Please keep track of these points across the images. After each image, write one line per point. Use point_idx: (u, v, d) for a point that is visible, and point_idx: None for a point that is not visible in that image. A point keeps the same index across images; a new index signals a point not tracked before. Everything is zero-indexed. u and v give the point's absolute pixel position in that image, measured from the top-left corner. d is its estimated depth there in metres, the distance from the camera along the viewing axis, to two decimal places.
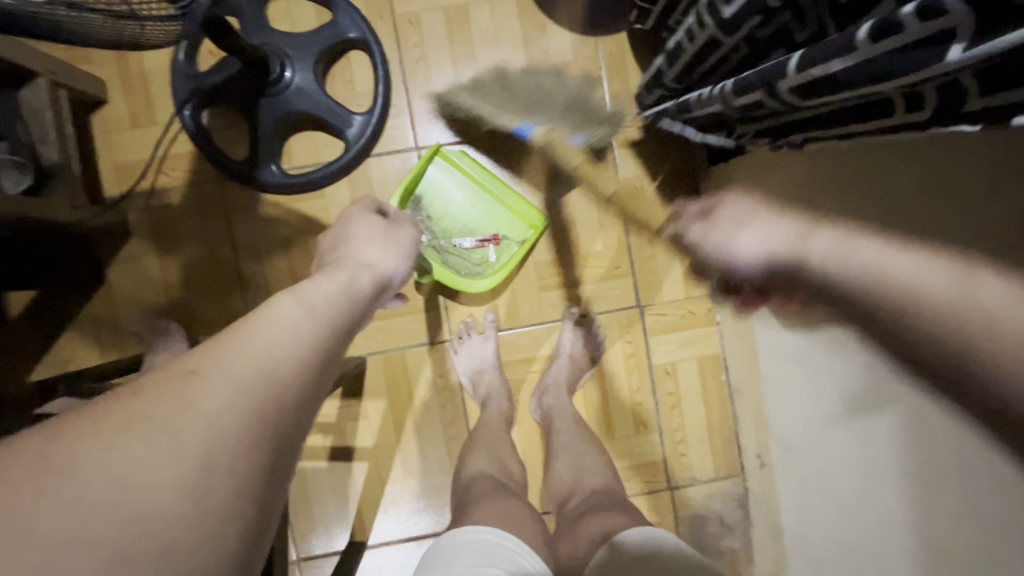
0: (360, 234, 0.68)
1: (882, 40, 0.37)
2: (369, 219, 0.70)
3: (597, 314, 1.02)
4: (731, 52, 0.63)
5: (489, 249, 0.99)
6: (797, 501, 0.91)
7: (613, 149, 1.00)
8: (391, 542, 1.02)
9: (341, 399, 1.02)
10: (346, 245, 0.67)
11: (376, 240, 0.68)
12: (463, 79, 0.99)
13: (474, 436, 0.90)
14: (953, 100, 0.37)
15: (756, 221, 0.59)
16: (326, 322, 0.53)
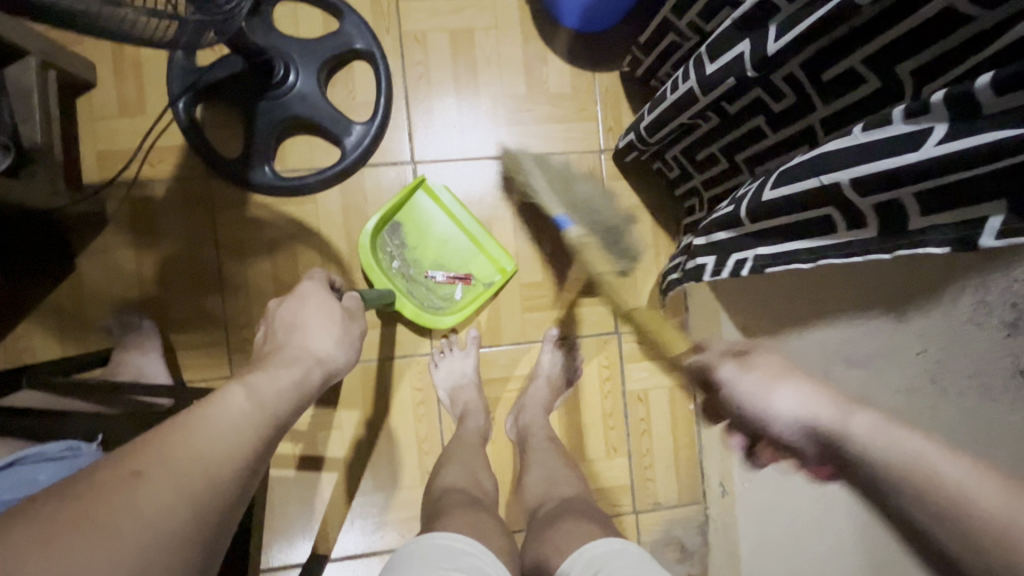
0: (314, 317, 0.60)
1: (872, 131, 0.45)
2: (323, 298, 0.62)
3: (577, 338, 1.04)
4: (706, 114, 0.69)
5: (457, 289, 1.00)
6: (754, 531, 0.94)
7: (603, 180, 1.04)
8: (354, 557, 1.00)
9: (314, 407, 1.00)
10: (295, 331, 0.58)
11: (334, 324, 0.60)
12: (464, 100, 1.01)
13: (449, 451, 0.90)
14: (904, 211, 0.45)
15: (814, 394, 0.54)
16: (273, 415, 0.49)
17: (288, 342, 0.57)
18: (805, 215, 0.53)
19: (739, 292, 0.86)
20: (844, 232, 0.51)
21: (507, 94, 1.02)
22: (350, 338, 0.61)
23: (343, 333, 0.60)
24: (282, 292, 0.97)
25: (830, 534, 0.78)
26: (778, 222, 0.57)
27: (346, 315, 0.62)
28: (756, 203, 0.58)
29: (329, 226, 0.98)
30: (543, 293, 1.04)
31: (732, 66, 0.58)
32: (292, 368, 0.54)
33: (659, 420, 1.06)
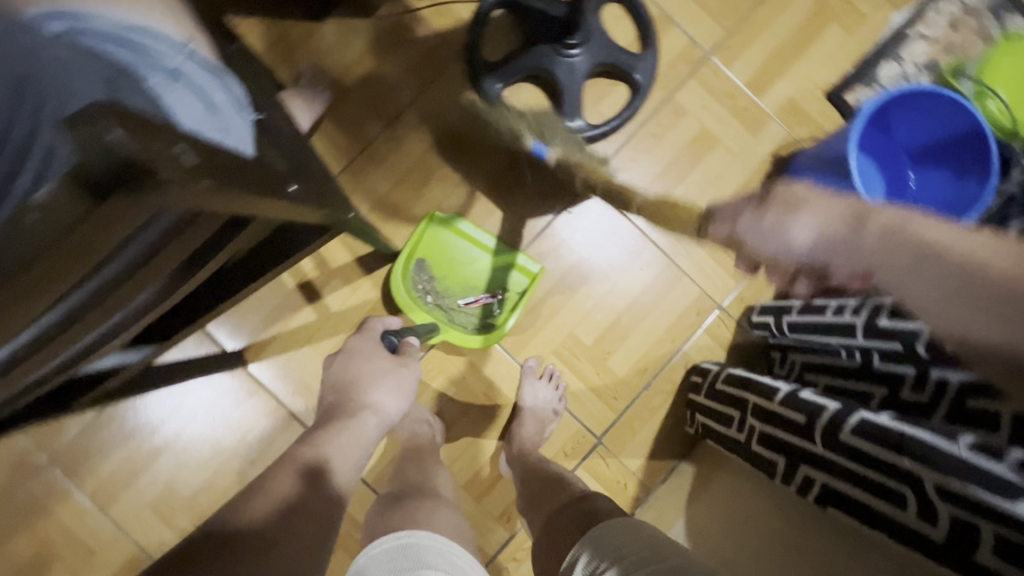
0: (371, 372, 0.76)
1: (976, 453, 0.47)
2: (376, 358, 0.78)
3: (566, 410, 1.03)
4: (852, 352, 0.74)
5: (491, 307, 1.02)
6: None
7: (700, 326, 1.05)
8: (262, 386, 1.01)
9: (351, 258, 1.01)
10: (354, 385, 0.75)
11: (386, 376, 0.77)
12: (663, 177, 1.07)
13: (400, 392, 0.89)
14: (963, 545, 0.45)
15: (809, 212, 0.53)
16: (342, 472, 0.64)
17: (353, 393, 0.74)
18: (877, 476, 0.53)
19: (735, 488, 0.83)
20: (909, 516, 0.50)
21: (698, 203, 1.06)
22: (405, 385, 0.77)
23: (392, 383, 0.76)
24: (418, 169, 1.04)
25: None
26: (839, 461, 0.58)
27: (395, 363, 0.79)
28: (834, 430, 0.60)
29: (493, 161, 1.05)
30: (578, 355, 1.04)
31: (904, 333, 0.64)
32: (355, 420, 0.71)
33: None
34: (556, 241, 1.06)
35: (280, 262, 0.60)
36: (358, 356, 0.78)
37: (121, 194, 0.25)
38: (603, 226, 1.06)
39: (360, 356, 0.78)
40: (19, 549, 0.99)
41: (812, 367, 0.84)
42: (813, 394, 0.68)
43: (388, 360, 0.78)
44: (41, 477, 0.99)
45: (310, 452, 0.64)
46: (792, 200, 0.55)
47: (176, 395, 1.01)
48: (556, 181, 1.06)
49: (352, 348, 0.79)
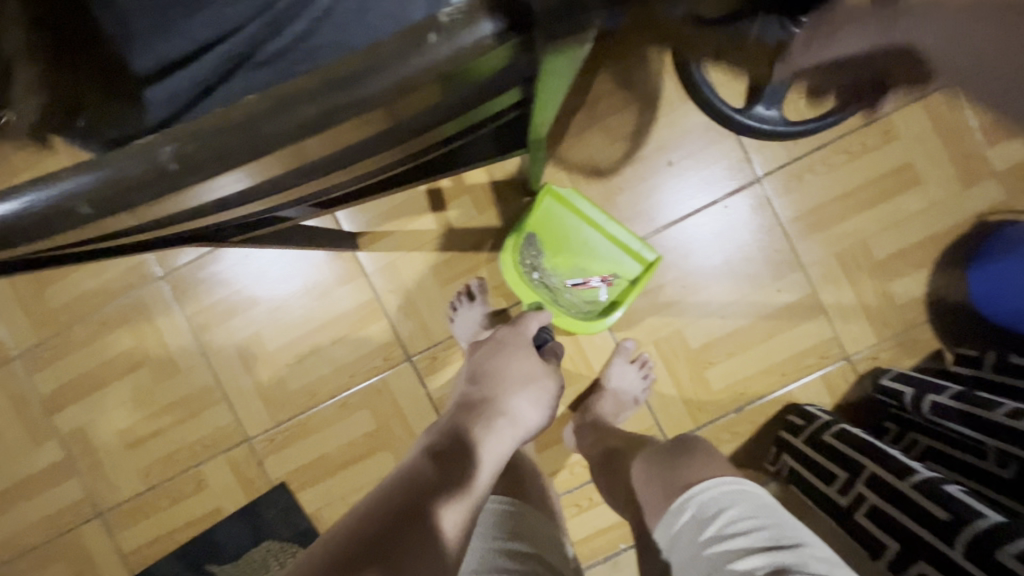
0: (518, 373, 0.81)
1: None
2: (525, 358, 0.83)
3: (647, 402, 0.99)
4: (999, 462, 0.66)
5: (600, 290, 0.97)
6: None
7: (819, 370, 0.96)
8: (365, 275, 1.02)
9: (488, 181, 0.98)
10: (502, 380, 0.80)
11: (532, 382, 0.81)
12: (841, 201, 0.95)
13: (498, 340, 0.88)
14: None
15: None
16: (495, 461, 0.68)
17: (498, 391, 0.78)
18: None
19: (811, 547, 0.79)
20: None
21: (867, 243, 0.94)
22: (549, 397, 0.81)
23: (537, 394, 0.80)
24: (583, 111, 0.97)
25: None
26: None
27: (536, 375, 0.82)
28: (985, 545, 0.53)
29: (662, 126, 0.96)
30: (678, 355, 0.98)
31: None
32: (497, 425, 0.73)
33: (596, 518, 1.00)
34: (690, 240, 0.97)
35: (466, 164, 0.59)
36: (512, 358, 0.84)
37: (543, 30, 0.25)
38: (753, 233, 0.97)
39: (513, 360, 0.83)
40: (119, 342, 1.08)
41: (941, 455, 0.76)
42: (959, 493, 0.61)
43: (534, 367, 0.82)
44: (153, 287, 1.06)
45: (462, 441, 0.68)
46: None
47: (286, 254, 1.04)
48: (721, 167, 0.96)
49: (500, 346, 0.85)
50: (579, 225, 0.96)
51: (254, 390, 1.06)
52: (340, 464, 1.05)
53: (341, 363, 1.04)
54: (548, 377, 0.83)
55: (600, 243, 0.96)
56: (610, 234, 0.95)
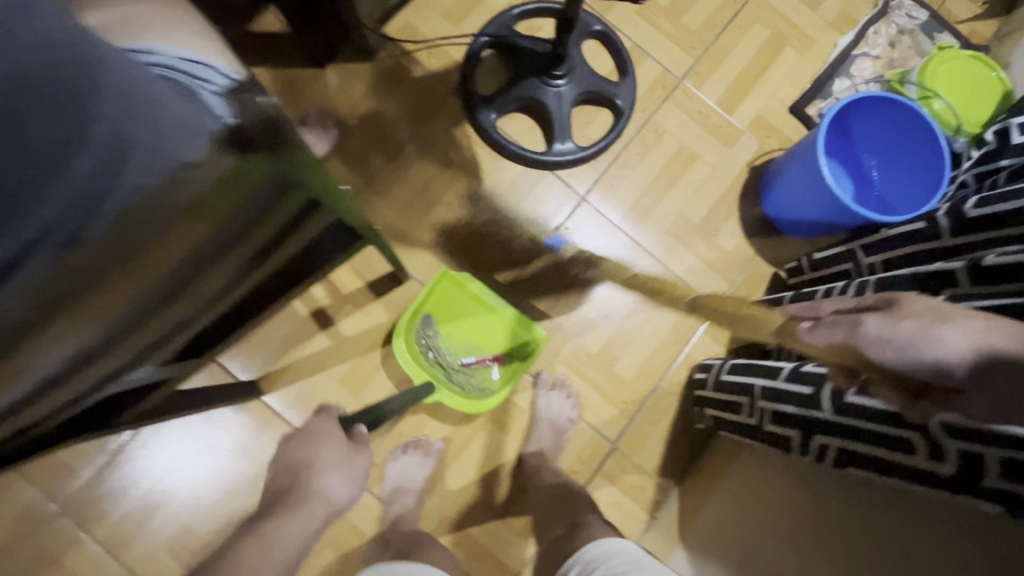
0: (324, 457, 0.74)
1: None
2: (327, 439, 0.76)
3: (580, 418, 1.05)
4: None
5: (492, 368, 1.05)
6: None
7: (701, 328, 1.10)
8: (279, 416, 1.02)
9: (363, 284, 1.05)
10: (305, 469, 0.73)
11: (338, 462, 0.74)
12: (652, 190, 1.14)
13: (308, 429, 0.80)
14: (971, 474, 0.50)
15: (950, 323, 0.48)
16: (282, 557, 0.62)
17: (302, 479, 0.72)
18: (885, 428, 0.58)
19: (748, 473, 0.87)
20: (920, 459, 0.54)
21: (686, 213, 1.13)
22: (361, 471, 0.75)
23: (348, 472, 0.74)
24: (422, 197, 1.09)
25: None
26: (851, 424, 0.62)
27: (348, 451, 0.75)
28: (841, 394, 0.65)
29: (492, 186, 1.11)
30: (586, 365, 1.07)
31: None
32: (304, 509, 0.67)
33: None
34: (553, 267, 1.10)
35: (294, 287, 0.63)
36: (302, 441, 0.77)
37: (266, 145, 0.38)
38: (598, 242, 1.12)
39: (317, 431, 0.77)
40: None
41: None
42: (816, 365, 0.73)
43: (339, 450, 0.75)
44: (53, 528, 0.96)
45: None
46: (935, 310, 0.50)
47: (190, 430, 1.01)
48: (552, 199, 1.12)
49: (308, 432, 0.77)
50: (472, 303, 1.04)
51: None
52: None
53: None
54: (352, 459, 0.75)
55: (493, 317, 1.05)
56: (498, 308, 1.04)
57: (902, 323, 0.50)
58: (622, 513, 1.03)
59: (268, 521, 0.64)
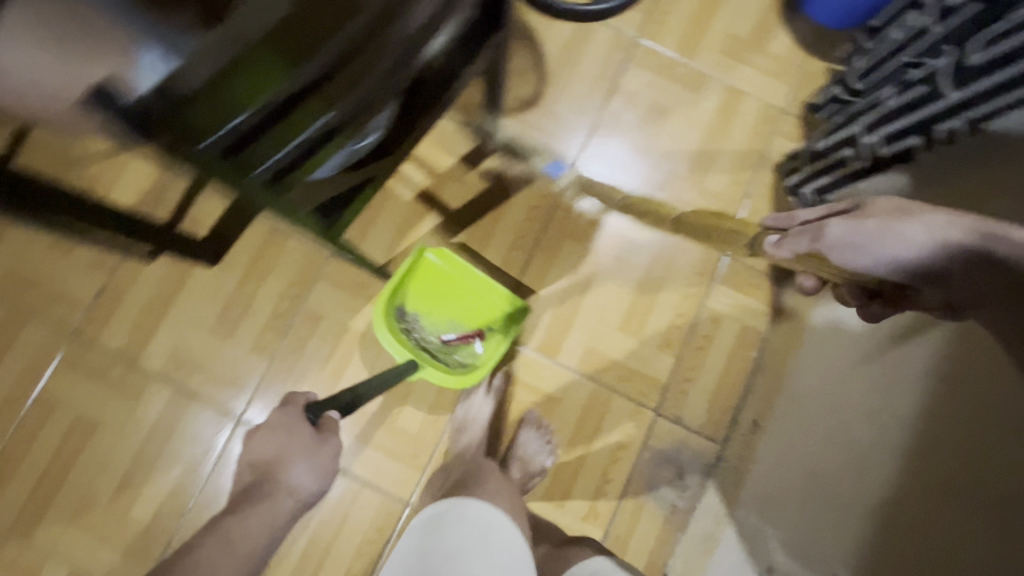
0: (294, 450, 0.81)
1: None
2: (294, 431, 0.82)
3: (687, 236, 1.11)
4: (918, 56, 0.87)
5: (475, 344, 1.05)
6: (779, 463, 0.91)
7: (775, 133, 1.15)
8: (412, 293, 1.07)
9: (457, 160, 1.11)
10: (281, 461, 0.81)
11: (303, 453, 0.81)
12: (698, 18, 1.19)
13: (295, 405, 0.87)
14: None
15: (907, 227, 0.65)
16: (246, 544, 0.73)
17: (276, 469, 0.81)
18: (1016, 65, 0.64)
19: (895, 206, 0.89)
20: None
21: (733, 34, 1.18)
22: (323, 463, 0.80)
23: (314, 461, 0.80)
24: None
25: (868, 467, 0.71)
26: (981, 85, 0.68)
27: (309, 443, 0.81)
28: (961, 67, 0.71)
29: (549, 46, 1.15)
30: (679, 190, 1.13)
31: None
32: (269, 501, 0.77)
33: (718, 346, 1.07)
34: (626, 107, 1.15)
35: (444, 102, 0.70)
36: (272, 432, 0.83)
37: None
38: (660, 76, 1.16)
39: (250, 463, 0.84)
40: None
41: None
42: (920, 73, 0.80)
43: (306, 440, 0.81)
44: (238, 435, 1.02)
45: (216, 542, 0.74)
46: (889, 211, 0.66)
47: (334, 325, 1.05)
48: (608, 45, 1.16)
49: (273, 426, 0.84)
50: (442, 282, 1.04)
51: (384, 457, 1.03)
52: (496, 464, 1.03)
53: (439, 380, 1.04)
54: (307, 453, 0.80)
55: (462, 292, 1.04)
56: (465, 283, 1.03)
57: (866, 223, 0.67)
58: (746, 310, 1.09)
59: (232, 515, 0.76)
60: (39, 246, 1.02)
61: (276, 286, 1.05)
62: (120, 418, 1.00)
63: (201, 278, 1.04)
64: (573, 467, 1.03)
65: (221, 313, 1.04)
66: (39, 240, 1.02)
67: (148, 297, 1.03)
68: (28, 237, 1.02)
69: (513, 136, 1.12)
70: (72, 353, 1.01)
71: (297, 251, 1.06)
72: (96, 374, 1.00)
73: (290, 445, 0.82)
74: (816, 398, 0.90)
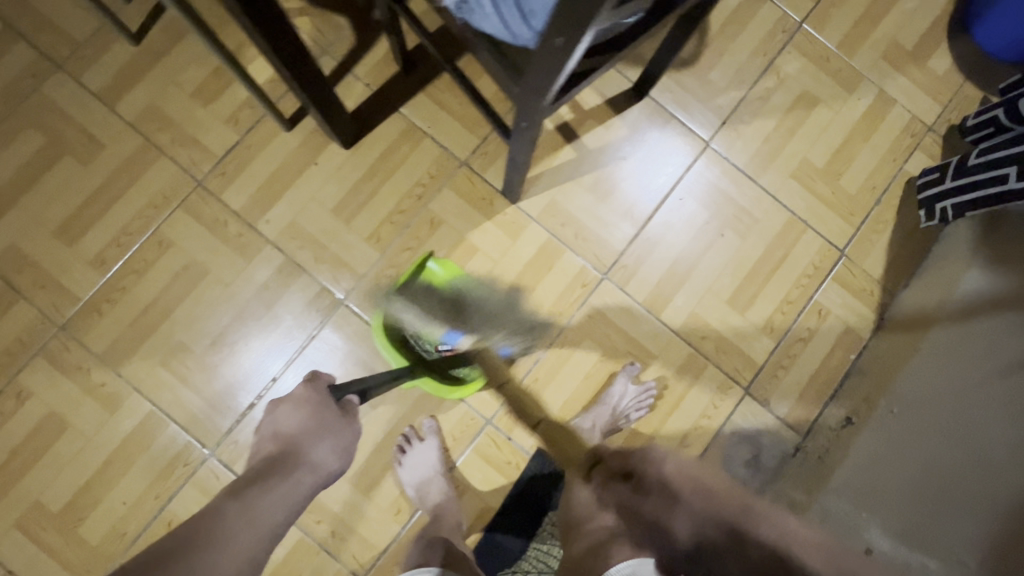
0: (321, 419, 0.73)
1: None
2: (322, 404, 0.75)
3: (811, 229, 1.11)
4: None
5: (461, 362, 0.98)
6: (875, 456, 0.93)
7: (916, 149, 1.14)
8: (533, 221, 1.06)
9: (602, 101, 1.10)
10: (305, 430, 0.71)
11: (330, 429, 0.72)
12: (867, 16, 1.16)
13: (316, 382, 0.79)
14: None
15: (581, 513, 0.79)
16: (259, 531, 0.57)
17: (297, 441, 0.70)
18: None
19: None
20: None
21: (898, 40, 1.16)
22: (346, 442, 0.72)
23: (337, 439, 0.71)
24: None
25: (1004, 479, 0.75)
26: None
27: (335, 419, 0.74)
28: None
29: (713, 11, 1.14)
30: (811, 182, 1.12)
31: None
32: (291, 477, 0.65)
33: (817, 342, 1.08)
34: (775, 88, 1.14)
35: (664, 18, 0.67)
36: (295, 408, 0.75)
37: None
38: (816, 66, 1.15)
39: (274, 432, 0.72)
40: None
41: None
42: None
43: (335, 414, 0.74)
44: (336, 316, 1.02)
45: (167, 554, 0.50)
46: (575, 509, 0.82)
47: (450, 234, 1.04)
48: (772, 22, 1.14)
49: (299, 397, 0.75)
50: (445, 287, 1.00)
51: None
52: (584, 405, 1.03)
53: (544, 308, 1.05)
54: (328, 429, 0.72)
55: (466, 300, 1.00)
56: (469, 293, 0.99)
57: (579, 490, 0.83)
58: (852, 311, 1.09)
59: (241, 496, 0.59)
60: (183, 92, 1.03)
61: (403, 181, 1.05)
62: (229, 273, 1.01)
63: (332, 157, 1.04)
64: (654, 425, 1.04)
65: (343, 195, 1.04)
66: (185, 86, 1.03)
67: (277, 164, 1.03)
68: (176, 82, 1.03)
69: (659, 92, 1.11)
70: (195, 201, 1.01)
71: (429, 151, 1.06)
72: (214, 227, 1.01)
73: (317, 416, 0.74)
74: (929, 398, 0.92)
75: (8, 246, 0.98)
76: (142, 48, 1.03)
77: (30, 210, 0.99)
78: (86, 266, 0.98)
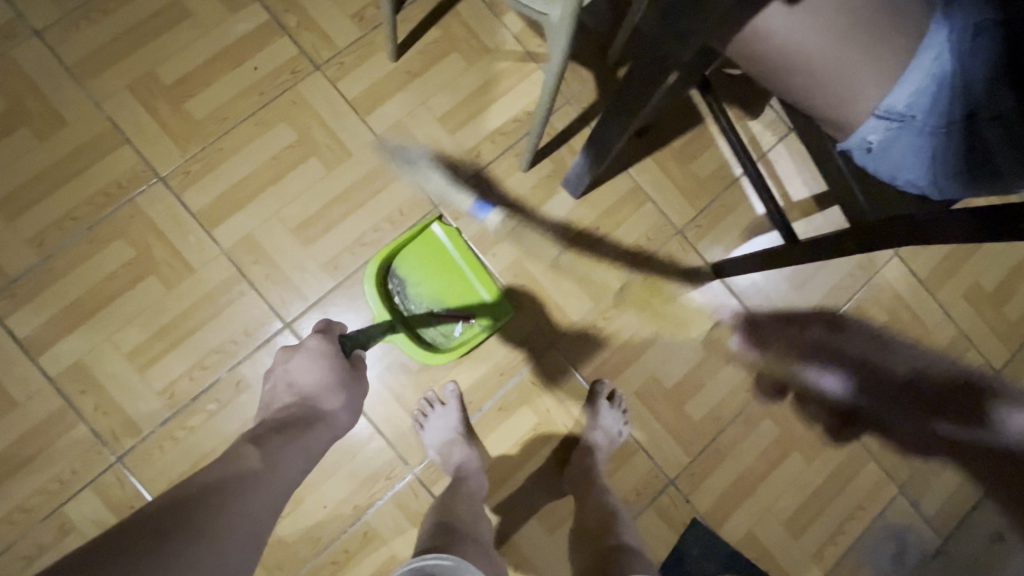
0: (327, 376, 0.75)
1: None
2: (332, 355, 0.76)
3: (974, 349, 1.19)
4: None
5: (457, 325, 1.01)
6: None
7: None
8: (736, 294, 1.12)
9: (812, 195, 1.15)
10: (316, 386, 0.74)
11: (344, 384, 0.76)
12: None
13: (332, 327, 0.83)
14: None
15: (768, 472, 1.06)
16: (290, 472, 0.64)
17: (315, 394, 0.74)
18: None
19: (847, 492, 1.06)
20: None
21: None
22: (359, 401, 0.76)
23: (352, 396, 0.76)
24: None
25: None
26: None
27: (346, 377, 0.76)
28: None
29: None
30: (979, 306, 1.20)
31: None
32: (311, 432, 0.70)
33: (967, 454, 1.17)
34: None
35: None
36: (308, 358, 0.77)
37: None
38: None
39: (288, 385, 0.75)
40: (523, 421, 1.05)
41: None
42: None
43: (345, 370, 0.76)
44: (543, 356, 1.06)
45: (259, 452, 0.63)
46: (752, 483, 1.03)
47: (659, 297, 1.10)
48: None
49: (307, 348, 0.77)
50: (446, 258, 1.01)
51: (665, 434, 1.08)
52: (758, 478, 1.10)
53: (734, 383, 1.11)
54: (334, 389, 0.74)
55: (459, 276, 1.02)
56: (466, 268, 1.01)
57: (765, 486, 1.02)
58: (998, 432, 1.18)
59: (278, 436, 0.66)
60: (430, 115, 1.06)
61: (623, 238, 1.09)
62: None
63: (561, 203, 1.08)
64: (818, 507, 1.11)
65: (567, 243, 1.08)
66: (433, 111, 1.06)
67: (509, 201, 1.07)
68: (425, 106, 1.06)
69: None
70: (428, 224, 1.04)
71: (650, 215, 1.10)
72: None
73: (334, 362, 0.76)
74: None
75: (246, 236, 0.99)
76: (397, 67, 1.06)
77: (273, 206, 1.01)
78: (318, 270, 1.01)
